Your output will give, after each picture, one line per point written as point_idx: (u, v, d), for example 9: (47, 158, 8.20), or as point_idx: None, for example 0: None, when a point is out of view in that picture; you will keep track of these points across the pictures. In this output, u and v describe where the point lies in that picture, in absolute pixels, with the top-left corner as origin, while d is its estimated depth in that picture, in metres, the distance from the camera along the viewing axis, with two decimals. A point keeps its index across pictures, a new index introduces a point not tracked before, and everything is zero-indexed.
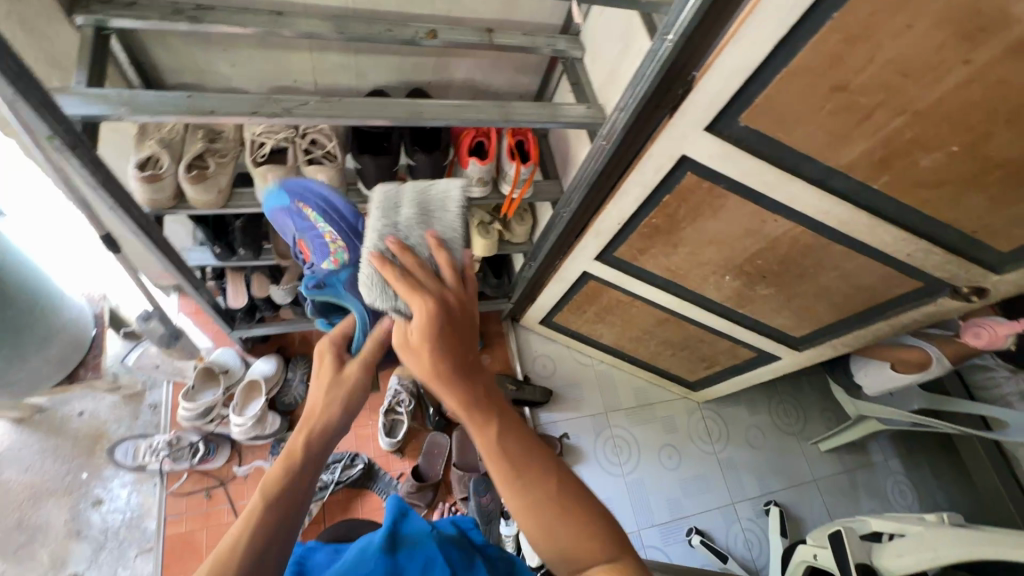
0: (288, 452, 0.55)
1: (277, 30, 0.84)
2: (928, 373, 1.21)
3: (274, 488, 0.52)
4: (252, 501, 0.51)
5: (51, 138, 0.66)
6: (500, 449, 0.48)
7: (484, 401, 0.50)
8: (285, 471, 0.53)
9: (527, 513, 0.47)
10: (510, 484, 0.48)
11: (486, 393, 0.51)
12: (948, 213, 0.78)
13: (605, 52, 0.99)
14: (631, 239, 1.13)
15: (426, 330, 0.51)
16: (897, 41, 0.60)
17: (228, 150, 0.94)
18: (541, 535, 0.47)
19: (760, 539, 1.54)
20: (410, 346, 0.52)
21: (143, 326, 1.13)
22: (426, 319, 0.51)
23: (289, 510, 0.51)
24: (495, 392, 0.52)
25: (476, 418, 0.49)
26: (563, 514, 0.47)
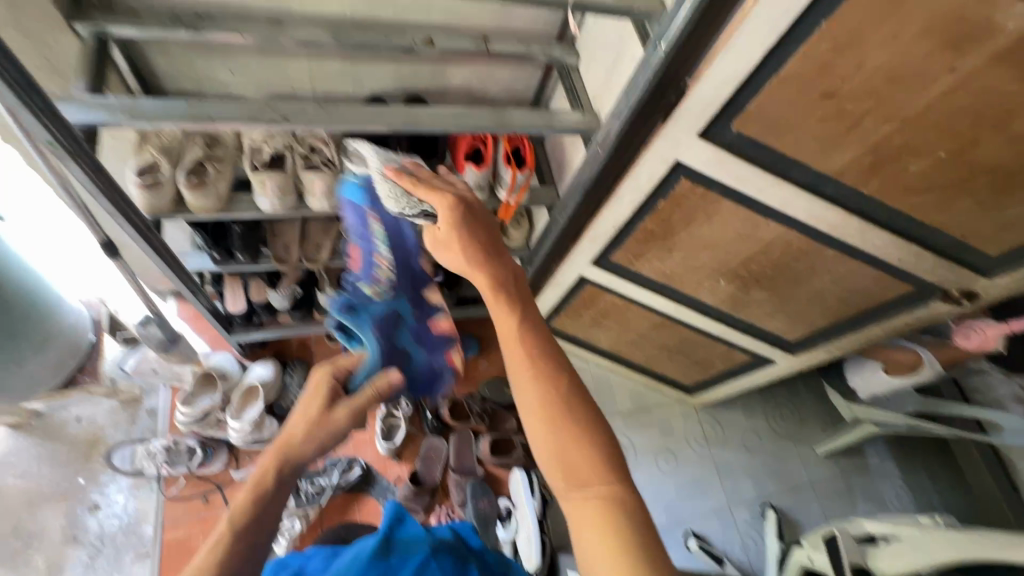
0: (258, 479, 0.59)
1: (276, 38, 0.85)
2: (916, 377, 1.22)
3: (244, 511, 0.57)
4: (227, 519, 0.56)
5: (51, 145, 0.67)
6: (516, 337, 0.56)
7: (513, 296, 0.59)
8: (256, 494, 0.58)
9: (531, 391, 0.53)
10: (518, 366, 0.55)
11: (502, 282, 0.60)
12: (938, 217, 0.80)
13: (599, 59, 1.01)
14: (627, 244, 1.14)
15: (452, 221, 0.63)
16: (884, 49, 0.62)
17: (227, 156, 0.96)
18: (539, 424, 0.52)
19: (757, 542, 1.55)
20: (443, 239, 0.65)
21: (142, 331, 1.15)
22: (444, 208, 0.64)
23: (256, 534, 0.56)
24: (512, 281, 0.61)
25: (502, 307, 0.59)
26: (567, 405, 0.52)
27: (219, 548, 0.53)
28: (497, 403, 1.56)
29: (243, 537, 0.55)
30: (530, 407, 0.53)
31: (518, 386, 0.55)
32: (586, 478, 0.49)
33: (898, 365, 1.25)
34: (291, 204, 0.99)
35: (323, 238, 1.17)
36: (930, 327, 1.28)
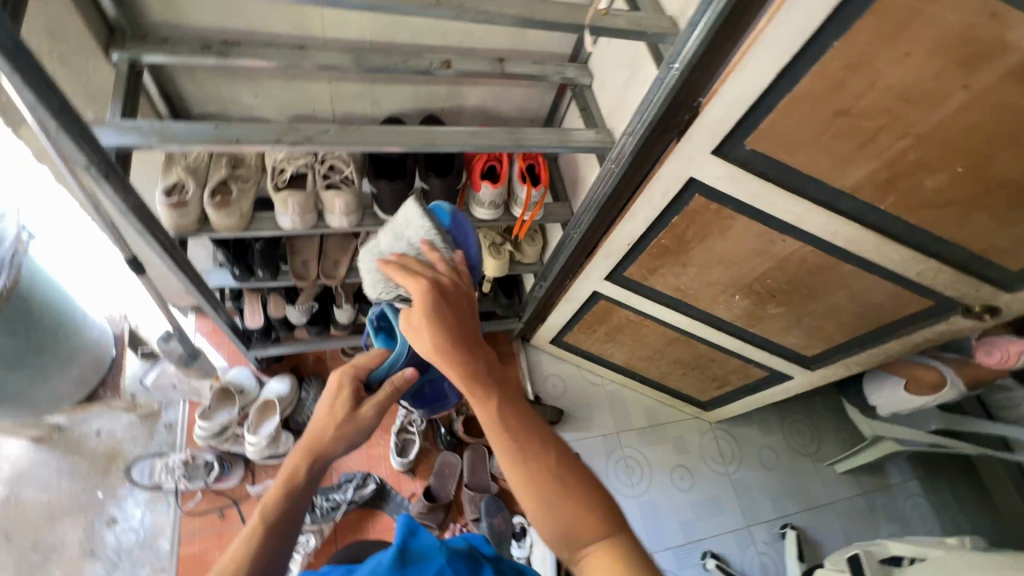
0: (288, 476, 0.60)
1: (299, 62, 0.88)
2: (939, 397, 1.21)
3: (274, 509, 0.58)
4: (256, 518, 0.57)
5: (87, 168, 0.70)
6: (497, 423, 0.54)
7: (483, 377, 0.57)
8: (284, 492, 0.59)
9: (521, 476, 0.51)
10: (506, 457, 0.53)
11: (482, 366, 0.58)
12: (956, 233, 0.79)
13: (612, 79, 1.03)
14: (640, 260, 1.15)
15: (429, 306, 0.60)
16: (896, 67, 0.62)
17: (250, 175, 0.98)
18: (538, 509, 0.50)
19: (777, 563, 1.51)
20: (415, 324, 0.60)
21: (164, 347, 1.18)
22: (420, 293, 0.61)
23: (284, 530, 0.57)
24: (492, 364, 0.59)
25: (476, 393, 0.56)
26: (562, 486, 0.50)
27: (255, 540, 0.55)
28: None
29: (275, 534, 0.56)
30: (528, 491, 0.51)
31: (508, 475, 0.52)
32: (586, 538, 0.49)
33: (921, 383, 1.22)
34: (310, 223, 1.01)
35: (341, 255, 1.20)
36: (951, 342, 1.26)
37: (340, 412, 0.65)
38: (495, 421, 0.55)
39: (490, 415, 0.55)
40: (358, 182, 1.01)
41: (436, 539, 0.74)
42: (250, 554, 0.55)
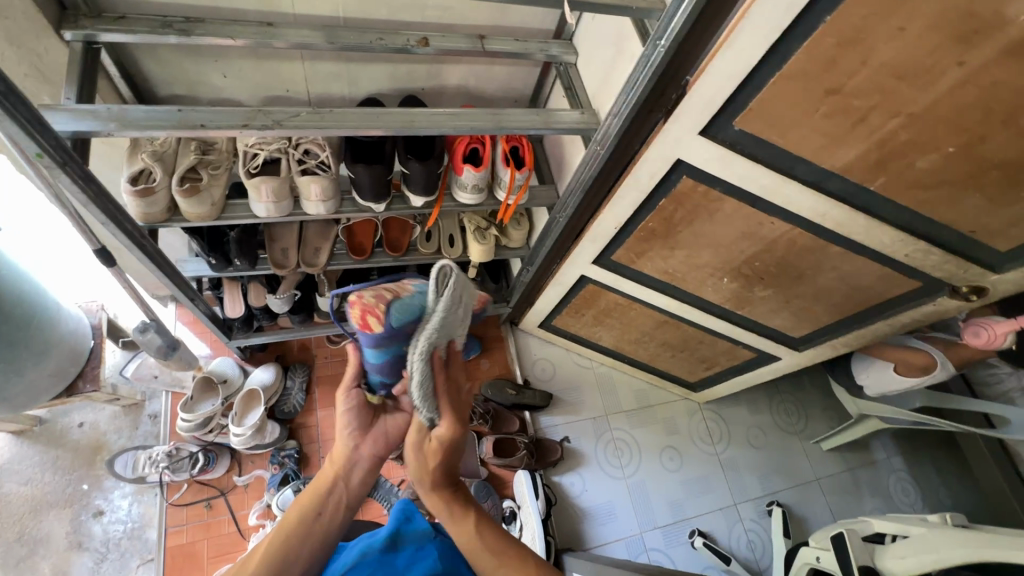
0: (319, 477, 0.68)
1: (268, 41, 0.84)
2: (931, 378, 1.20)
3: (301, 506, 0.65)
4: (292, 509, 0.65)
5: (40, 157, 0.66)
6: (477, 540, 0.65)
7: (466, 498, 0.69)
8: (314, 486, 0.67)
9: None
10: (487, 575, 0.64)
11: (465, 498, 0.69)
12: (946, 213, 0.78)
13: (597, 55, 0.99)
14: (628, 243, 1.12)
15: (444, 448, 0.66)
16: (890, 44, 0.60)
17: (220, 162, 0.94)
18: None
19: (763, 539, 1.54)
20: (419, 455, 0.67)
21: (141, 338, 1.13)
22: (445, 436, 0.65)
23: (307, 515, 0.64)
24: (472, 496, 0.70)
25: (461, 515, 0.67)
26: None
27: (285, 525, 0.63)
28: (500, 403, 1.56)
29: (298, 527, 0.63)
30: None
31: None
32: None
33: (906, 363, 1.22)
34: (286, 210, 0.98)
35: (321, 242, 1.17)
36: (938, 322, 1.26)
37: (350, 415, 0.70)
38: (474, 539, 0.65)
39: (471, 536, 0.65)
40: (335, 167, 0.97)
41: (430, 528, 0.73)
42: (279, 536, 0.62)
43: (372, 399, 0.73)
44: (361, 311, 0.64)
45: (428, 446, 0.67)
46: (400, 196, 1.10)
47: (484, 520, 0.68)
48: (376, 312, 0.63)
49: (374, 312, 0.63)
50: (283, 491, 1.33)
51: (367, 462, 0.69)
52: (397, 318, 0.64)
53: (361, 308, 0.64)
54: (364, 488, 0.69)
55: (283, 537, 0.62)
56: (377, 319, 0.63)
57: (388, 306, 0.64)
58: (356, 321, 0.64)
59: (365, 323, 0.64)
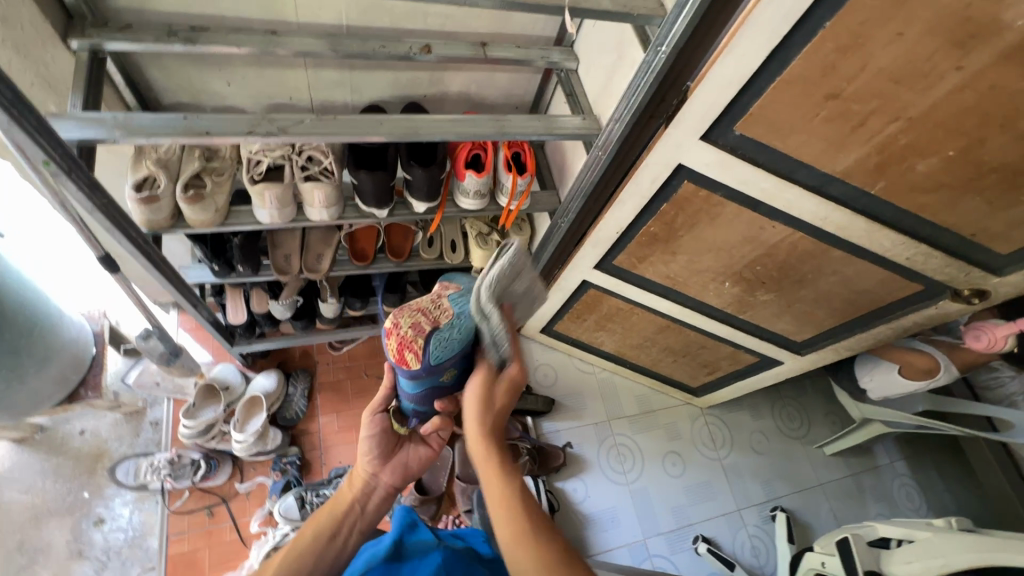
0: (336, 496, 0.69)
1: (272, 49, 0.85)
2: (935, 380, 1.20)
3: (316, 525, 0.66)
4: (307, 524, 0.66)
5: (47, 164, 0.66)
6: (517, 492, 0.59)
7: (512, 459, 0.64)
8: (330, 505, 0.68)
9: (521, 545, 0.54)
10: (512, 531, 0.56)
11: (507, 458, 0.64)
12: (946, 217, 0.78)
13: (599, 62, 0.99)
14: (629, 248, 1.13)
15: (509, 388, 0.67)
16: (889, 48, 0.60)
17: (224, 168, 0.95)
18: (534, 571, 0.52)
19: (767, 545, 1.53)
20: (483, 390, 0.65)
21: (143, 345, 1.13)
22: (513, 375, 0.67)
23: (321, 532, 0.65)
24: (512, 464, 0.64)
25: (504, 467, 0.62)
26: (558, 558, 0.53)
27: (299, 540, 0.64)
28: None
29: (311, 548, 0.63)
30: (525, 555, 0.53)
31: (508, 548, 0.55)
32: None
33: (911, 368, 1.22)
34: (289, 216, 0.99)
35: (324, 248, 1.18)
36: (939, 326, 1.26)
37: (373, 440, 0.72)
38: (512, 491, 0.59)
39: (510, 485, 0.60)
40: (339, 173, 0.98)
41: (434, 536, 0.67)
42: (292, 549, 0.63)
43: (400, 427, 0.74)
44: (398, 344, 0.63)
45: (497, 387, 0.66)
46: (403, 202, 1.10)
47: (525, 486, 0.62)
48: (416, 344, 0.62)
49: (411, 347, 0.63)
50: (284, 498, 1.33)
51: (384, 490, 0.71)
52: (437, 354, 0.63)
53: (398, 341, 0.63)
54: (378, 515, 0.70)
55: (297, 556, 0.62)
56: (414, 355, 0.63)
57: (425, 343, 0.63)
58: (392, 353, 0.64)
59: (403, 357, 0.64)
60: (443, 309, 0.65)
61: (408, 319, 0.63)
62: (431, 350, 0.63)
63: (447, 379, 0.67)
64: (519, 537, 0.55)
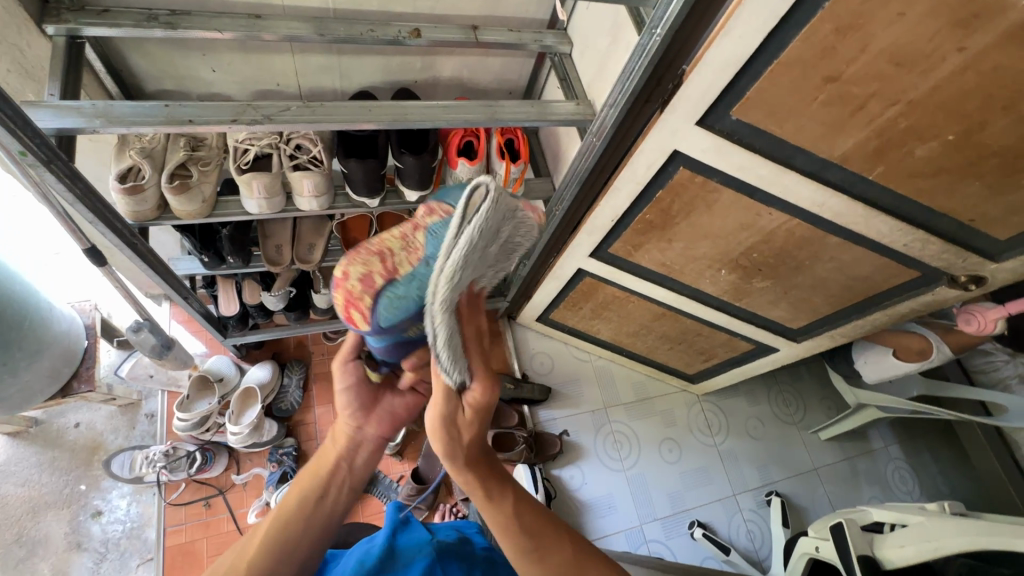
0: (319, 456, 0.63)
1: (256, 33, 0.83)
2: (928, 361, 1.20)
3: (299, 487, 0.60)
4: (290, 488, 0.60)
5: (24, 154, 0.64)
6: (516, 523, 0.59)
7: (498, 476, 0.61)
8: (313, 466, 0.62)
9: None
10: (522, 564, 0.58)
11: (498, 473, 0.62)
12: (943, 202, 0.77)
13: (593, 45, 0.97)
14: (625, 236, 1.12)
15: (478, 410, 0.58)
16: (890, 29, 0.58)
17: (211, 158, 0.93)
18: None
19: (762, 529, 1.55)
20: (446, 428, 0.57)
21: (134, 337, 1.11)
22: (478, 397, 0.58)
23: (309, 494, 0.59)
24: (503, 471, 0.63)
25: (495, 497, 0.59)
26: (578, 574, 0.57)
27: (283, 512, 0.58)
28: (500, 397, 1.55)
29: (296, 513, 0.58)
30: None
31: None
32: None
33: (906, 350, 1.21)
34: (278, 206, 0.97)
35: (315, 238, 1.17)
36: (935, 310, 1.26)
37: (348, 392, 0.65)
38: (511, 523, 0.59)
39: (509, 519, 0.59)
40: (328, 162, 0.96)
41: (429, 532, 0.63)
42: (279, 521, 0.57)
43: (377, 376, 0.67)
44: (345, 300, 0.55)
45: (462, 412, 0.58)
46: (394, 190, 1.08)
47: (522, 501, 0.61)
48: (364, 300, 0.54)
49: (357, 305, 0.55)
50: (281, 489, 1.33)
51: (372, 444, 0.65)
52: (387, 315, 0.55)
53: (346, 296, 0.55)
54: (368, 469, 0.64)
55: (282, 523, 0.57)
56: (361, 314, 0.55)
57: (373, 302, 0.54)
58: (340, 308, 0.57)
59: (350, 314, 0.56)
60: (410, 251, 0.54)
61: (357, 269, 0.54)
62: (381, 310, 0.55)
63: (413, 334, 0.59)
64: (530, 569, 0.57)
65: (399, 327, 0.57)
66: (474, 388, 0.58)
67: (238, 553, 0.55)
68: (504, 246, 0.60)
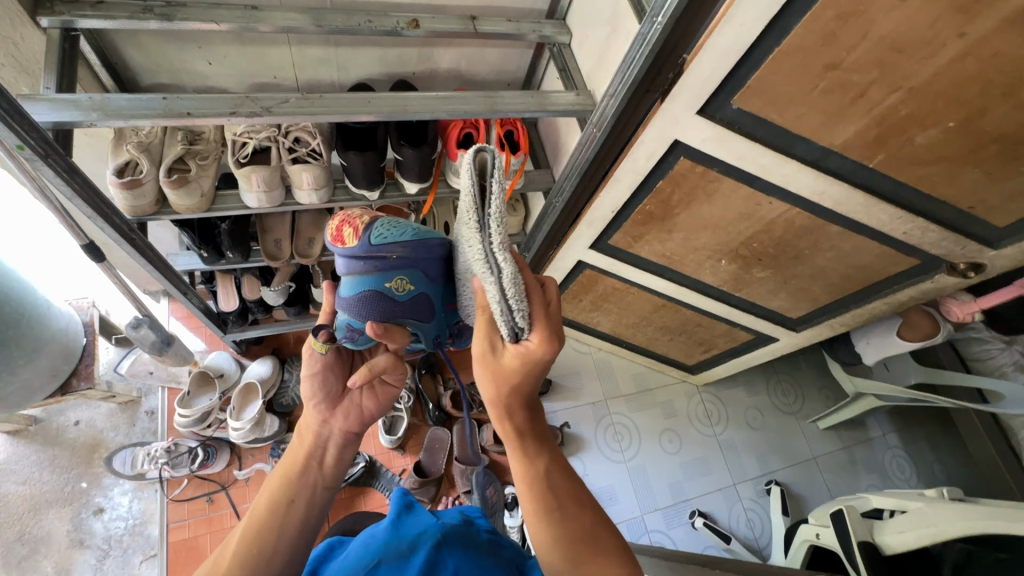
0: (290, 457, 0.62)
1: (252, 24, 0.82)
2: (931, 341, 1.20)
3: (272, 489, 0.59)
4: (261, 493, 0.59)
5: (21, 148, 0.64)
6: (546, 483, 0.59)
7: (538, 435, 0.61)
8: (285, 467, 0.61)
9: (551, 544, 0.57)
10: (539, 526, 0.58)
11: (540, 434, 0.62)
12: (943, 190, 0.77)
13: (592, 35, 0.97)
14: (625, 227, 1.12)
15: (527, 363, 0.55)
16: (891, 14, 0.58)
17: (209, 152, 0.93)
18: (560, 562, 0.56)
19: (762, 518, 1.56)
20: (489, 368, 0.57)
21: (134, 334, 1.11)
22: (531, 351, 0.54)
23: (281, 496, 0.58)
24: (546, 433, 0.63)
25: (530, 454, 0.60)
26: (595, 551, 0.56)
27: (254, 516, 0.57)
28: None
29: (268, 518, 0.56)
30: (552, 547, 0.56)
31: (538, 540, 0.58)
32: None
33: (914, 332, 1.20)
34: (277, 200, 0.97)
35: (315, 232, 1.17)
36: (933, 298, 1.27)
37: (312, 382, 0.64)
38: (542, 482, 0.59)
39: (538, 473, 0.60)
40: (327, 155, 0.95)
41: (433, 516, 0.63)
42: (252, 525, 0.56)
43: (319, 347, 0.64)
44: (339, 224, 0.60)
45: (505, 356, 0.56)
46: (394, 182, 1.08)
47: (556, 465, 0.61)
48: (361, 219, 0.60)
49: (352, 223, 0.59)
50: None
51: (340, 438, 0.63)
52: (379, 235, 0.59)
53: (341, 219, 0.61)
54: (338, 466, 0.63)
55: (255, 527, 0.56)
56: (352, 230, 0.59)
57: (369, 220, 0.59)
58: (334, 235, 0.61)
59: (340, 236, 0.60)
60: None
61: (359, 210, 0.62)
62: (372, 225, 0.59)
63: (395, 289, 0.61)
64: (545, 532, 0.57)
65: (388, 255, 0.59)
66: (530, 339, 0.54)
67: (216, 560, 0.55)
68: None
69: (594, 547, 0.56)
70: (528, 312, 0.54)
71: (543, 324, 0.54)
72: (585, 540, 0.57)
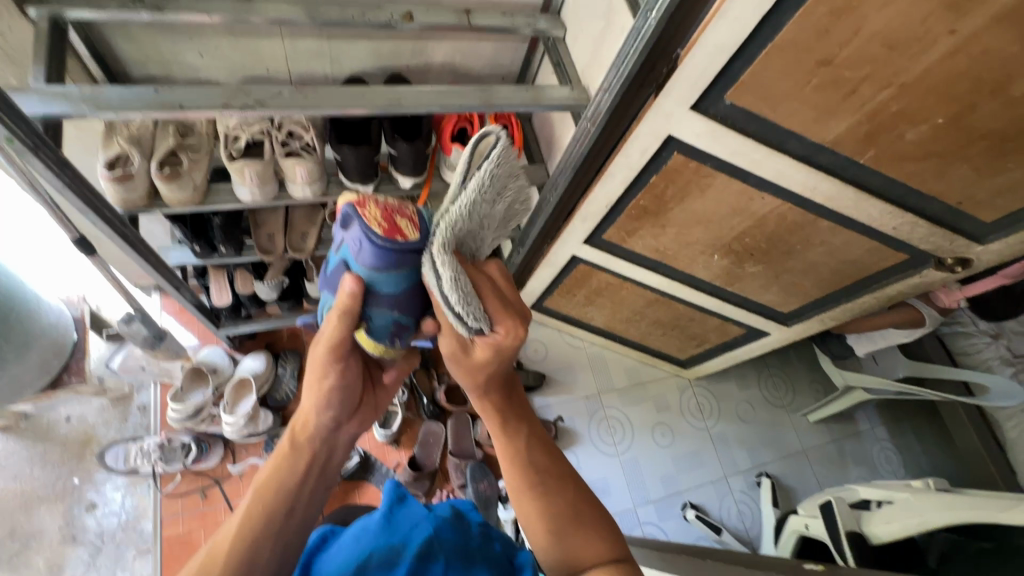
0: (285, 457, 0.60)
1: (244, 16, 0.82)
2: (916, 331, 1.25)
3: (268, 486, 0.58)
4: (254, 496, 0.57)
5: (11, 141, 0.63)
6: (526, 460, 0.61)
7: (518, 413, 0.63)
8: (281, 468, 0.59)
9: (536, 525, 0.58)
10: (523, 505, 0.60)
11: (520, 411, 0.64)
12: (932, 185, 0.78)
13: (587, 29, 0.97)
14: (620, 222, 1.12)
15: (497, 352, 0.56)
16: (883, 11, 0.59)
17: (201, 145, 0.92)
18: (544, 541, 0.58)
19: (753, 510, 1.58)
20: (458, 363, 0.59)
21: (126, 329, 1.10)
22: (497, 343, 0.56)
23: (284, 503, 0.57)
24: (528, 407, 0.65)
25: (511, 432, 0.62)
26: (577, 531, 0.58)
27: (248, 520, 0.55)
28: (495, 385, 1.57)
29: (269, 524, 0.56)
30: (535, 523, 0.58)
31: (523, 521, 0.60)
32: (588, 560, 0.56)
33: (904, 319, 1.23)
34: (271, 194, 0.97)
35: (309, 227, 1.16)
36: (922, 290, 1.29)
37: (334, 393, 0.62)
38: (523, 459, 0.61)
39: (519, 451, 0.62)
40: (321, 149, 0.95)
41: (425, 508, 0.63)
42: (248, 530, 0.54)
43: (374, 347, 0.62)
44: (384, 214, 0.57)
45: (473, 347, 0.57)
46: (388, 177, 1.08)
47: (536, 441, 0.63)
48: (406, 212, 0.59)
49: (402, 214, 0.58)
50: None
51: (346, 441, 0.66)
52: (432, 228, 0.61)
53: (383, 210, 0.57)
54: (340, 465, 0.66)
55: (254, 530, 0.54)
56: (408, 221, 0.58)
57: (418, 212, 0.60)
58: (378, 225, 0.57)
59: (395, 227, 0.57)
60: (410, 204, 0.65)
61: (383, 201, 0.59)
62: (425, 217, 0.59)
63: None
64: (530, 510, 0.59)
65: None
66: (496, 332, 0.55)
67: (207, 555, 0.53)
68: (509, 219, 0.57)
69: (576, 522, 0.58)
70: (483, 308, 0.55)
71: (504, 316, 0.55)
72: (566, 514, 0.59)
